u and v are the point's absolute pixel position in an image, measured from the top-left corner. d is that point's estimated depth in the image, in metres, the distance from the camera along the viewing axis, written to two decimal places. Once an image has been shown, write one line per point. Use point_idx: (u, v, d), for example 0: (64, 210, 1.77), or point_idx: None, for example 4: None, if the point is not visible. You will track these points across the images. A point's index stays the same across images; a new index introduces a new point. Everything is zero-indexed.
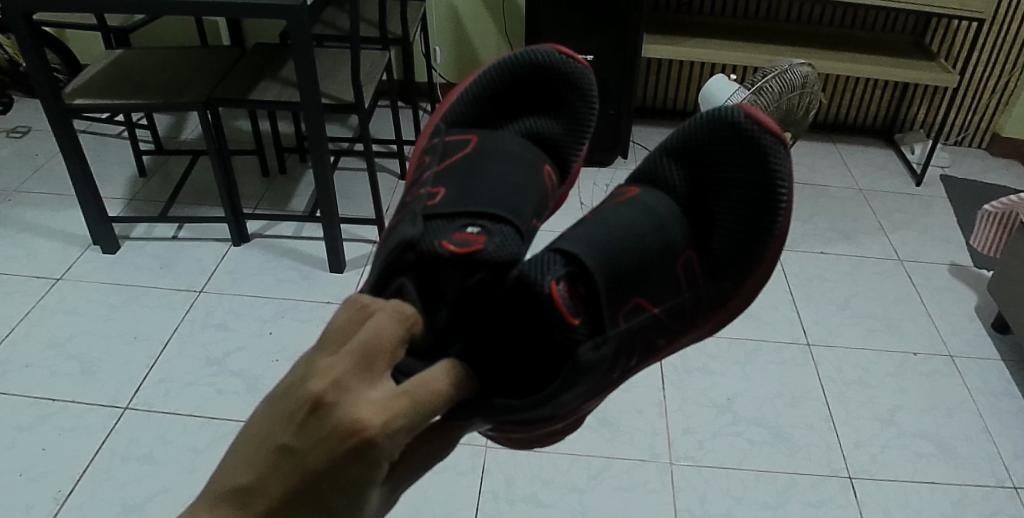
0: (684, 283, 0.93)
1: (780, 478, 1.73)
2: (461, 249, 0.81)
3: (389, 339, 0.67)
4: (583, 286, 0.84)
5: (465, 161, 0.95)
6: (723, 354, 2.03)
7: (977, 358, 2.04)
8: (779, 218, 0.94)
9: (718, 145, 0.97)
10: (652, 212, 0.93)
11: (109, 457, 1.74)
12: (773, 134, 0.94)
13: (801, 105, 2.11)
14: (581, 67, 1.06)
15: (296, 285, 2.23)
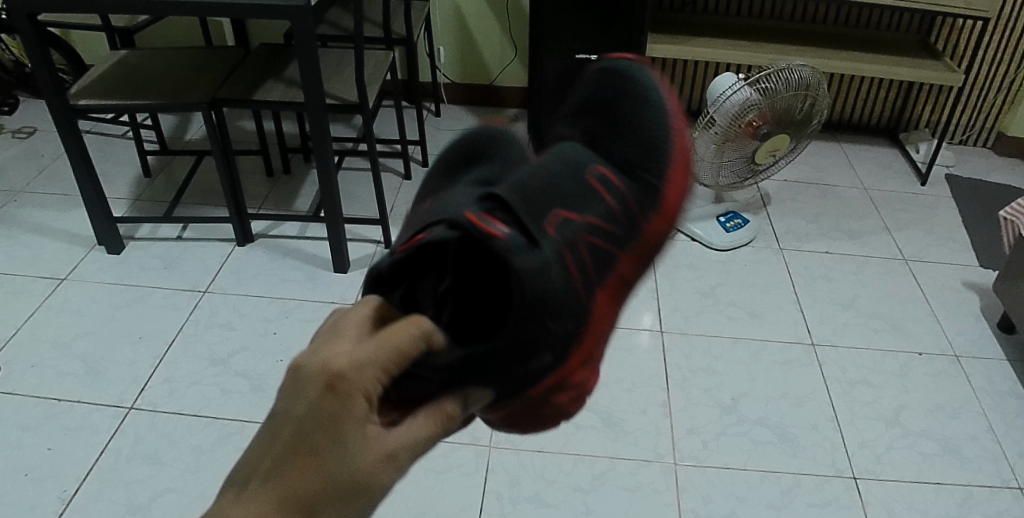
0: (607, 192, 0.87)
1: (824, 481, 1.58)
2: (404, 246, 0.80)
3: (360, 317, 0.74)
4: (503, 210, 0.79)
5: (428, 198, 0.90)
6: (728, 354, 1.87)
7: (983, 358, 1.89)
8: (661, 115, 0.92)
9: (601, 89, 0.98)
10: (573, 163, 0.87)
11: (114, 457, 1.62)
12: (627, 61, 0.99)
13: (801, 107, 2.09)
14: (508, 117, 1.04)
15: (302, 286, 2.07)
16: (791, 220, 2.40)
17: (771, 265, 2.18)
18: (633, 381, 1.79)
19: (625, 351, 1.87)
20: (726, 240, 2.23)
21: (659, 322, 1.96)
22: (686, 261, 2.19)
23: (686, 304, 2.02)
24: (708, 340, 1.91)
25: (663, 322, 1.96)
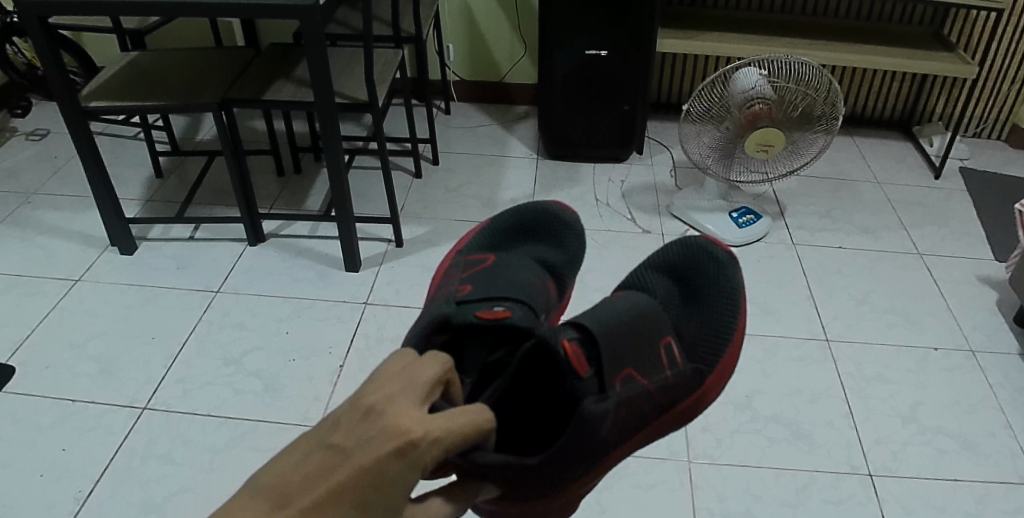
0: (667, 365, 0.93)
1: (840, 478, 1.57)
2: (490, 316, 0.86)
3: (428, 374, 0.74)
4: (589, 354, 0.88)
5: (486, 270, 0.95)
6: (742, 350, 1.86)
7: (999, 354, 1.87)
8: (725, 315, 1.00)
9: (692, 269, 1.07)
10: (650, 322, 0.93)
11: (129, 457, 1.63)
12: (714, 264, 1.06)
13: (801, 109, 2.04)
14: (567, 213, 1.14)
15: (314, 286, 2.07)
16: (804, 215, 2.38)
17: (783, 261, 2.17)
18: None
19: None
20: (740, 236, 2.22)
21: None
22: None
23: None
24: None
25: None
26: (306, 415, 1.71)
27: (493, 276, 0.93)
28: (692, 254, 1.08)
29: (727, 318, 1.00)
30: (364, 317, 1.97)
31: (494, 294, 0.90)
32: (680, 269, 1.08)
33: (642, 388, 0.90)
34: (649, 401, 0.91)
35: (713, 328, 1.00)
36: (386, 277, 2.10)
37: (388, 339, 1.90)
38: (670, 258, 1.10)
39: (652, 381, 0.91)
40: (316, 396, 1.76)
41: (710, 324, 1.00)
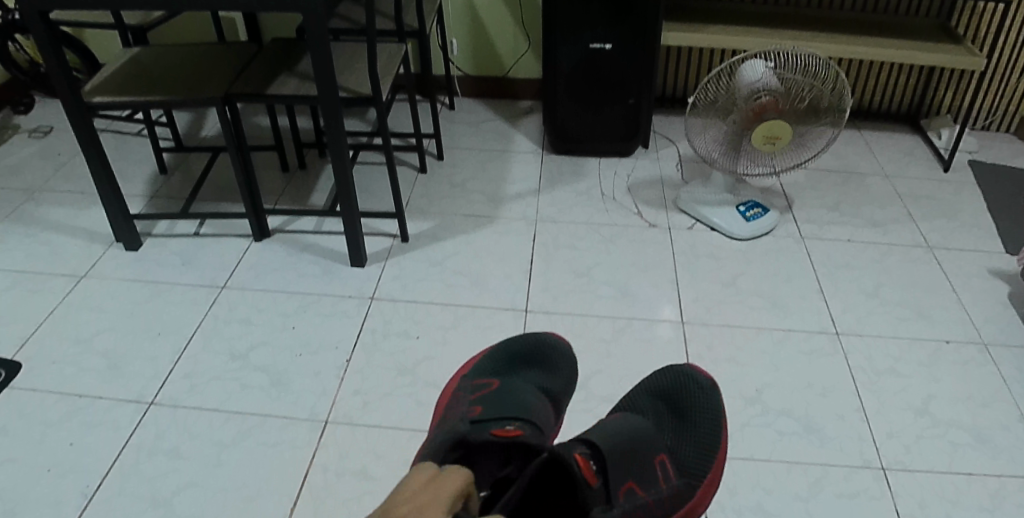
0: (663, 477, 1.16)
1: (853, 472, 1.56)
2: (505, 434, 1.11)
3: (450, 485, 0.92)
4: (597, 465, 1.09)
5: (494, 394, 1.24)
6: (752, 343, 1.85)
7: (1012, 347, 1.85)
8: (711, 431, 1.26)
9: (683, 392, 1.33)
10: (651, 442, 1.17)
11: (136, 452, 1.62)
12: (703, 386, 1.33)
13: (810, 99, 2.02)
14: (563, 343, 1.44)
15: (320, 281, 2.06)
16: (812, 208, 2.36)
17: (792, 255, 2.15)
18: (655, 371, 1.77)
19: (646, 342, 1.85)
20: (748, 230, 2.20)
21: (680, 312, 1.94)
22: (705, 250, 2.16)
23: (707, 295, 2.00)
24: (730, 329, 1.89)
25: (684, 312, 1.94)
26: (314, 410, 1.70)
27: (502, 401, 1.21)
28: (677, 381, 1.35)
29: (710, 439, 1.25)
30: (370, 312, 1.95)
31: (503, 416, 1.16)
32: (667, 395, 1.34)
33: (643, 500, 1.12)
34: (651, 507, 1.13)
35: (705, 447, 1.24)
36: (392, 273, 2.09)
37: (395, 333, 1.89)
38: (661, 383, 1.37)
39: (652, 494, 1.13)
40: (323, 390, 1.75)
41: (697, 444, 1.25)
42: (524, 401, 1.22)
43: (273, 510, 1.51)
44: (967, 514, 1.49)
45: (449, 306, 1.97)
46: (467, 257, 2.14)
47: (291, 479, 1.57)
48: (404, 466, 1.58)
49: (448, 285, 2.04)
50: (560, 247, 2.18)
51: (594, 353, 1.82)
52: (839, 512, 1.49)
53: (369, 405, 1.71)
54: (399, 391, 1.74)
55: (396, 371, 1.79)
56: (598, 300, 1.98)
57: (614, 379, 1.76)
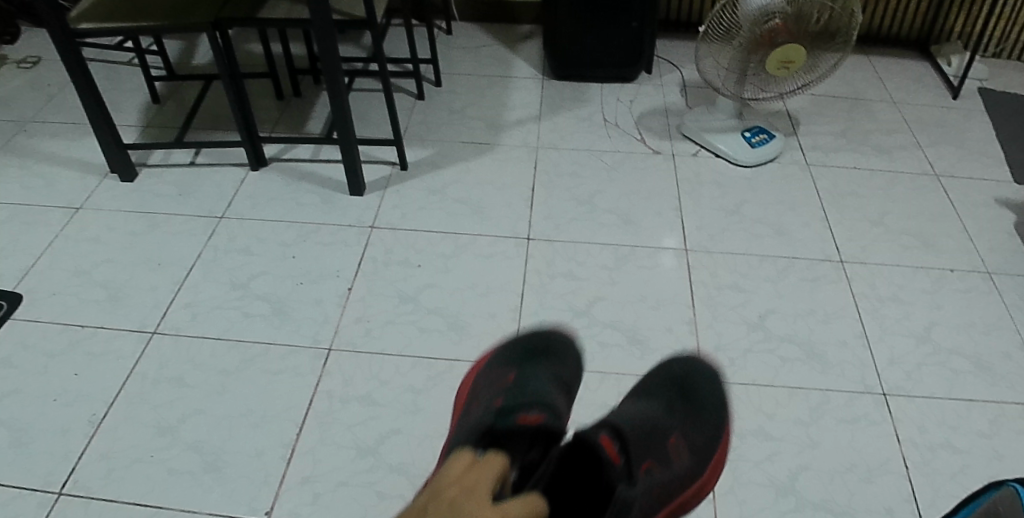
0: (675, 458, 1.18)
1: (854, 397, 1.57)
2: (530, 423, 1.02)
3: (486, 476, 0.87)
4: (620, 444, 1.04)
5: (508, 386, 1.22)
6: (754, 271, 1.84)
7: (1016, 276, 1.84)
8: (717, 420, 1.27)
9: (687, 379, 1.33)
10: (659, 428, 1.18)
11: (141, 380, 1.62)
12: (711, 374, 1.34)
13: (818, 23, 1.95)
14: (567, 336, 1.43)
15: (319, 211, 2.03)
16: (818, 135, 2.32)
17: (797, 182, 2.12)
18: (657, 298, 1.77)
19: (649, 270, 1.84)
20: (752, 156, 2.16)
21: (682, 241, 1.92)
22: (709, 178, 2.13)
23: (710, 223, 1.98)
24: (733, 257, 1.87)
25: (687, 241, 1.92)
26: (317, 338, 1.70)
27: (517, 393, 1.18)
28: (681, 369, 1.35)
29: (716, 421, 1.27)
30: (371, 241, 1.93)
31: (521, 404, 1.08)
32: (666, 381, 1.33)
33: (661, 475, 1.12)
34: (670, 479, 1.13)
35: (711, 432, 1.26)
36: (392, 201, 2.06)
37: (396, 262, 1.88)
38: (660, 370, 1.36)
39: (667, 470, 1.14)
40: (325, 319, 1.74)
41: (705, 428, 1.26)
42: (540, 391, 1.19)
43: (279, 436, 1.52)
44: (966, 439, 1.50)
45: (450, 234, 1.95)
46: (467, 185, 2.11)
47: (296, 406, 1.57)
48: (407, 392, 1.59)
49: (449, 213, 2.01)
50: (561, 175, 2.14)
51: (596, 281, 1.82)
52: (839, 436, 1.50)
53: (372, 333, 1.71)
54: (401, 319, 1.74)
55: (397, 299, 1.78)
56: (600, 228, 1.96)
57: (616, 306, 1.75)
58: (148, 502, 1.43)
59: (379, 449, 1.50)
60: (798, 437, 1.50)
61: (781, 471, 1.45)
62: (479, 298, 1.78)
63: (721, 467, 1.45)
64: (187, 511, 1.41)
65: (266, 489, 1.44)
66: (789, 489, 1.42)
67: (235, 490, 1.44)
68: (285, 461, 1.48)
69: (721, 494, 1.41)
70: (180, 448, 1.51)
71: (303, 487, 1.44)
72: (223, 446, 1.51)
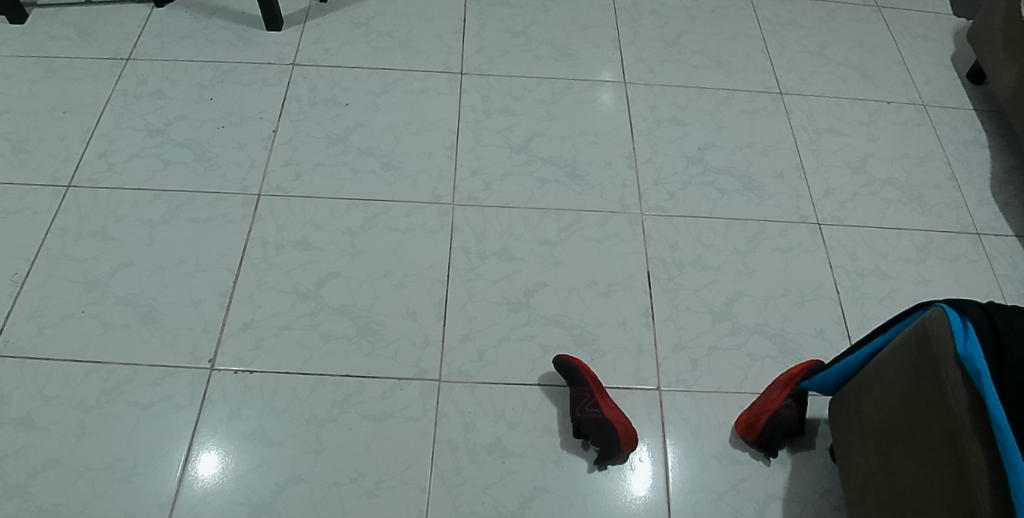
0: (592, 433, 1.28)
1: (790, 228, 1.59)
2: None
3: None
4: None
5: None
6: (694, 104, 1.80)
7: (951, 108, 1.85)
8: (578, 372, 1.33)
9: (567, 378, 1.34)
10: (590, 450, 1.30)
11: (61, 236, 1.52)
12: (575, 362, 1.34)
13: None
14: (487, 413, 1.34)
15: (233, 48, 1.86)
16: None
17: (739, 12, 2.03)
18: (596, 133, 1.73)
19: (587, 104, 1.78)
20: None
21: (621, 74, 1.86)
22: (650, 8, 2.02)
23: (650, 55, 1.90)
24: (672, 90, 1.83)
25: (626, 74, 1.86)
26: (245, 184, 1.61)
27: None
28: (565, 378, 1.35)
29: (582, 374, 1.33)
30: (293, 80, 1.80)
31: None
32: (571, 359, 1.34)
33: (602, 451, 1.28)
34: (622, 450, 1.27)
35: (589, 392, 1.31)
36: (313, 35, 1.90)
37: (322, 101, 1.76)
38: (558, 381, 1.38)
39: (628, 446, 1.28)
40: (251, 163, 1.65)
41: (579, 385, 1.32)
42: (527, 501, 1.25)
43: (215, 284, 1.47)
44: (895, 266, 1.56)
45: (378, 70, 1.83)
46: (394, 16, 1.95)
47: (230, 253, 1.51)
48: (344, 235, 1.54)
49: (376, 48, 1.88)
50: (494, 4, 2.00)
51: (533, 116, 1.75)
52: (775, 265, 1.54)
53: (302, 176, 1.63)
54: (332, 160, 1.66)
55: (327, 140, 1.69)
56: (537, 61, 1.87)
57: (555, 142, 1.71)
58: (84, 358, 1.37)
59: (320, 292, 1.46)
60: (735, 267, 1.53)
61: (718, 298, 1.48)
62: (413, 138, 1.70)
63: (661, 297, 1.48)
64: (127, 364, 1.37)
65: (207, 337, 1.40)
66: (727, 315, 1.46)
67: (176, 341, 1.40)
68: (223, 309, 1.44)
69: (661, 322, 1.45)
70: (112, 302, 1.44)
71: (244, 332, 1.41)
72: (157, 297, 1.45)
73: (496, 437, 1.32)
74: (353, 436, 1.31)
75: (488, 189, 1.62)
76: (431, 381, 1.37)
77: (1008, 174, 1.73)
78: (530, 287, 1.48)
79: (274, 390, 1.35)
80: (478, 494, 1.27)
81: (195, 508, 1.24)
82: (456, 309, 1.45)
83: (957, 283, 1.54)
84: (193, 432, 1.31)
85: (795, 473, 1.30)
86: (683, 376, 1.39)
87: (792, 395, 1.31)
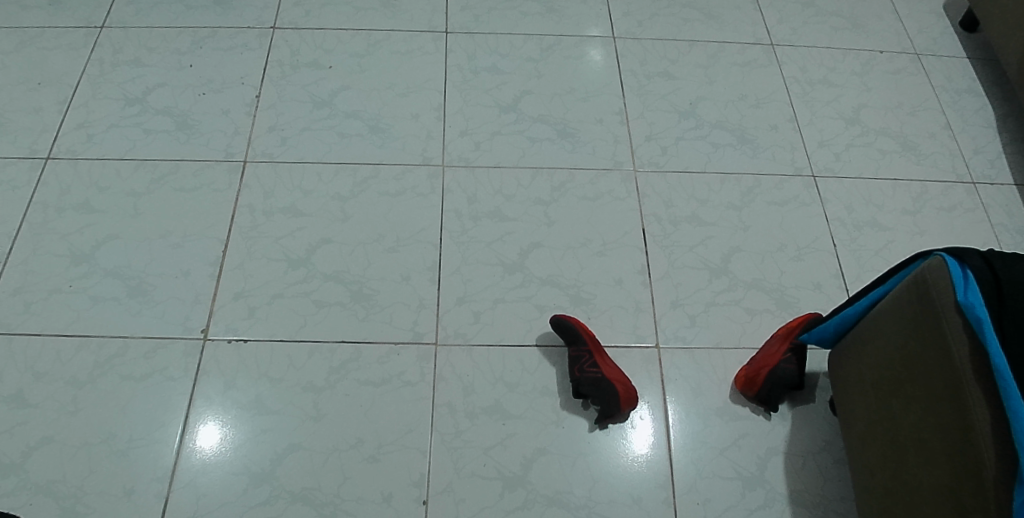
0: (591, 393, 1.28)
1: (784, 181, 1.58)
2: None
3: None
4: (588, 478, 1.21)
5: None
6: (684, 58, 1.77)
7: (944, 56, 1.83)
8: (575, 332, 1.32)
9: (564, 338, 1.33)
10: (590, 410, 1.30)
11: (43, 210, 1.49)
12: (572, 322, 1.34)
13: None
14: (487, 375, 1.33)
15: (210, 12, 1.80)
16: None
17: None
18: (586, 90, 1.70)
19: (576, 61, 1.75)
20: None
21: (609, 29, 1.82)
22: None
23: (639, 8, 1.86)
24: (662, 44, 1.79)
25: (615, 29, 1.82)
26: (229, 150, 1.58)
27: None
28: (562, 338, 1.34)
29: (580, 334, 1.32)
30: (274, 43, 1.75)
31: None
32: (568, 319, 1.33)
33: (602, 411, 1.27)
34: (622, 409, 1.27)
35: (588, 352, 1.31)
36: None
37: (305, 64, 1.72)
38: (556, 342, 1.37)
39: (628, 405, 1.28)
40: (235, 129, 1.61)
41: (577, 345, 1.32)
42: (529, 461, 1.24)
43: (204, 254, 1.44)
44: (890, 217, 1.55)
45: (361, 31, 1.78)
46: None
47: (217, 222, 1.48)
48: (333, 200, 1.51)
49: (358, 8, 1.83)
50: None
51: (522, 75, 1.72)
52: (770, 219, 1.52)
53: (288, 142, 1.59)
54: (318, 124, 1.62)
55: (312, 104, 1.65)
56: (523, 17, 1.83)
57: (544, 100, 1.67)
58: (74, 333, 1.35)
59: (312, 259, 1.44)
60: (731, 223, 1.51)
61: (715, 254, 1.47)
62: (400, 99, 1.67)
63: (657, 254, 1.47)
64: (118, 338, 1.35)
65: (199, 308, 1.38)
66: (723, 271, 1.45)
67: (166, 312, 1.38)
68: (214, 279, 1.42)
69: (658, 279, 1.44)
70: (100, 275, 1.41)
71: (237, 302, 1.39)
72: (145, 270, 1.42)
73: (494, 399, 1.31)
74: (351, 403, 1.30)
75: (478, 150, 1.59)
76: (428, 345, 1.36)
77: (1003, 122, 1.72)
78: (524, 247, 1.46)
79: (270, 359, 1.34)
80: (479, 456, 1.26)
81: (194, 479, 1.23)
82: (450, 272, 1.43)
83: (953, 232, 1.54)
84: (189, 404, 1.30)
85: (795, 426, 1.31)
86: (680, 333, 1.39)
87: (792, 349, 1.30)
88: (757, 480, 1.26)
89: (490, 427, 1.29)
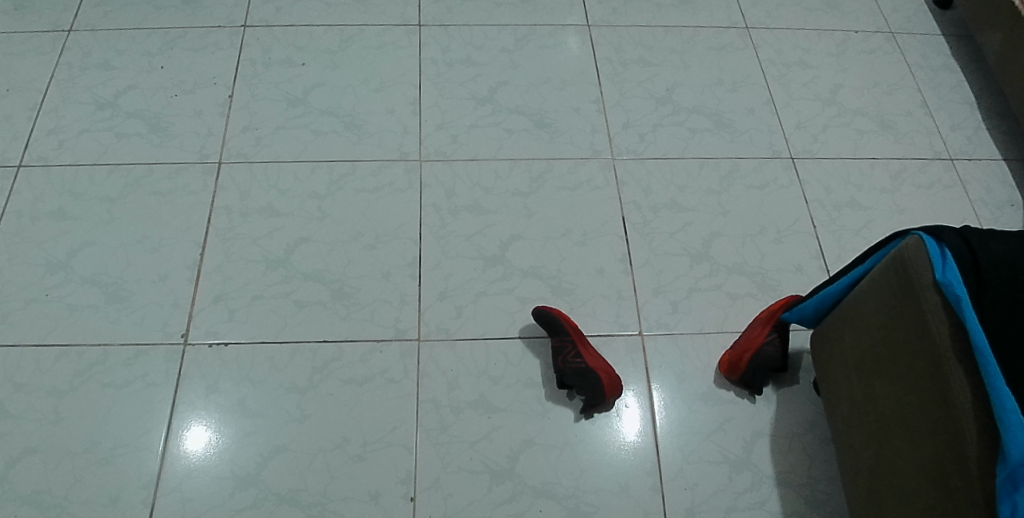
0: (575, 382, 1.28)
1: (763, 164, 1.58)
2: None
3: None
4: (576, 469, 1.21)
5: None
6: (660, 44, 1.76)
7: (919, 34, 1.83)
8: (557, 322, 1.32)
9: (547, 329, 1.33)
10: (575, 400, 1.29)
11: (16, 219, 1.46)
12: (553, 312, 1.33)
13: None
14: (472, 369, 1.32)
15: (179, 12, 1.78)
16: None
17: None
18: (562, 79, 1.69)
19: (552, 50, 1.74)
20: None
21: (585, 17, 1.81)
22: None
23: None
24: (638, 30, 1.78)
25: (589, 16, 1.81)
26: (204, 152, 1.56)
27: None
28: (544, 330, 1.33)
29: (562, 325, 1.32)
30: (245, 42, 1.73)
31: None
32: (550, 310, 1.33)
33: (586, 399, 1.27)
34: (606, 398, 1.27)
35: (571, 342, 1.30)
36: None
37: (277, 62, 1.70)
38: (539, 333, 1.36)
39: (613, 394, 1.28)
40: (209, 130, 1.59)
41: (559, 336, 1.31)
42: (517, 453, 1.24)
43: (181, 257, 1.43)
44: (869, 196, 1.55)
45: (334, 26, 1.76)
46: None
47: (193, 225, 1.46)
48: (310, 199, 1.50)
49: (330, 4, 1.81)
50: None
51: (497, 66, 1.71)
52: (749, 203, 1.52)
53: (262, 141, 1.57)
54: (293, 122, 1.60)
55: (285, 102, 1.63)
56: (498, 8, 1.81)
57: (521, 91, 1.66)
58: (52, 342, 1.33)
59: (290, 259, 1.43)
60: (710, 207, 1.51)
61: (695, 240, 1.47)
62: (375, 95, 1.65)
63: (638, 242, 1.47)
64: (96, 345, 1.33)
65: (178, 312, 1.37)
66: (704, 256, 1.45)
67: (145, 318, 1.36)
68: (192, 282, 1.40)
69: (639, 267, 1.44)
70: (76, 283, 1.39)
71: (216, 305, 1.37)
72: (122, 275, 1.40)
73: (480, 393, 1.31)
74: (335, 402, 1.29)
75: (454, 143, 1.58)
76: (411, 341, 1.35)
77: (979, 98, 1.72)
78: (504, 240, 1.46)
79: (252, 361, 1.32)
80: (466, 450, 1.26)
81: (179, 485, 1.22)
82: (431, 267, 1.42)
83: (933, 209, 1.54)
84: (172, 409, 1.28)
85: (780, 407, 1.31)
86: (664, 319, 1.38)
87: (775, 330, 1.30)
88: (744, 463, 1.26)
89: (476, 421, 1.28)
